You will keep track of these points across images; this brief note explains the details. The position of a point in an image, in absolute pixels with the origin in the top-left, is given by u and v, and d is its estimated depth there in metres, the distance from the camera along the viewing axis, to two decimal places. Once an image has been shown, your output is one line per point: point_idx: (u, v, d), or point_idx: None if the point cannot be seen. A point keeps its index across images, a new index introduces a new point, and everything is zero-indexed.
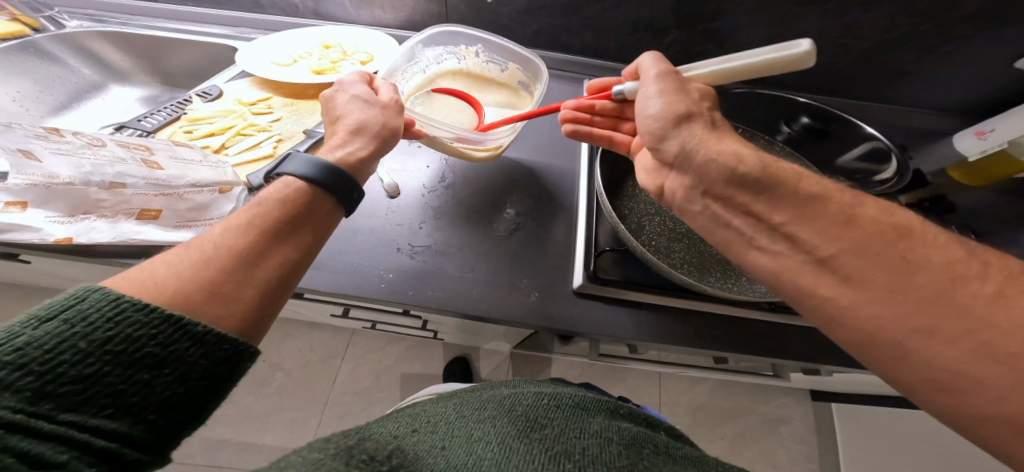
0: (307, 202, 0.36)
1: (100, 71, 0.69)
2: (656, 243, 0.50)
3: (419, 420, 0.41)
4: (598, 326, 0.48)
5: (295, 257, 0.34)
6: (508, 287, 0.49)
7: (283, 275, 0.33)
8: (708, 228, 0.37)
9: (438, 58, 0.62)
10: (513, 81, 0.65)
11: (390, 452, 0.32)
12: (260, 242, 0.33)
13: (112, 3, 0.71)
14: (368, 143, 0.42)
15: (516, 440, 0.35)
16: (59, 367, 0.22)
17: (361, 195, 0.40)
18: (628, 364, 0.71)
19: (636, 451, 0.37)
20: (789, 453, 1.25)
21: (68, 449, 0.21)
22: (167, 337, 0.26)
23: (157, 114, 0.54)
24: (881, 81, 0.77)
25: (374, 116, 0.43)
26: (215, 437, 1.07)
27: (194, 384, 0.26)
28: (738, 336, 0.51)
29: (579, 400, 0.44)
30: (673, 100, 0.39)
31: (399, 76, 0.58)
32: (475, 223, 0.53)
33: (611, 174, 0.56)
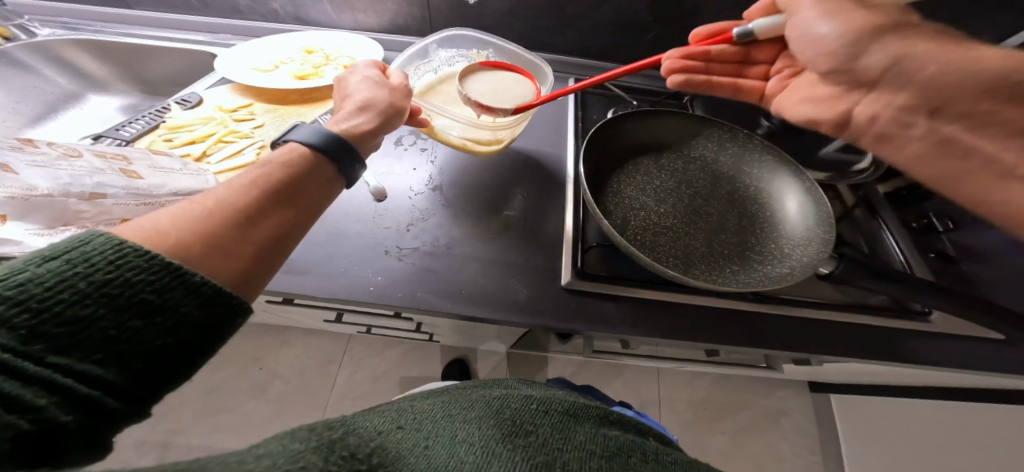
0: (310, 167, 0.35)
1: (77, 81, 0.69)
2: (641, 237, 0.50)
3: (406, 416, 0.41)
4: (590, 322, 0.48)
5: (294, 221, 0.33)
6: (498, 285, 0.49)
7: (281, 236, 0.32)
8: (934, 155, 0.36)
9: (449, 60, 0.64)
10: None
11: (372, 450, 0.31)
12: (261, 201, 0.31)
13: (85, 10, 0.70)
14: (373, 119, 0.42)
15: (498, 444, 0.35)
16: (52, 305, 0.20)
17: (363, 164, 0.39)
18: (622, 359, 0.72)
19: (618, 463, 0.37)
20: (791, 445, 1.26)
21: (49, 394, 0.19)
22: (164, 285, 0.24)
23: (134, 123, 0.53)
24: None
25: (379, 93, 0.44)
26: (215, 445, 1.05)
27: (190, 340, 0.25)
28: (732, 330, 0.51)
29: (569, 406, 0.45)
30: (853, 14, 0.37)
31: (411, 72, 0.60)
32: (466, 224, 0.53)
33: (596, 171, 0.55)
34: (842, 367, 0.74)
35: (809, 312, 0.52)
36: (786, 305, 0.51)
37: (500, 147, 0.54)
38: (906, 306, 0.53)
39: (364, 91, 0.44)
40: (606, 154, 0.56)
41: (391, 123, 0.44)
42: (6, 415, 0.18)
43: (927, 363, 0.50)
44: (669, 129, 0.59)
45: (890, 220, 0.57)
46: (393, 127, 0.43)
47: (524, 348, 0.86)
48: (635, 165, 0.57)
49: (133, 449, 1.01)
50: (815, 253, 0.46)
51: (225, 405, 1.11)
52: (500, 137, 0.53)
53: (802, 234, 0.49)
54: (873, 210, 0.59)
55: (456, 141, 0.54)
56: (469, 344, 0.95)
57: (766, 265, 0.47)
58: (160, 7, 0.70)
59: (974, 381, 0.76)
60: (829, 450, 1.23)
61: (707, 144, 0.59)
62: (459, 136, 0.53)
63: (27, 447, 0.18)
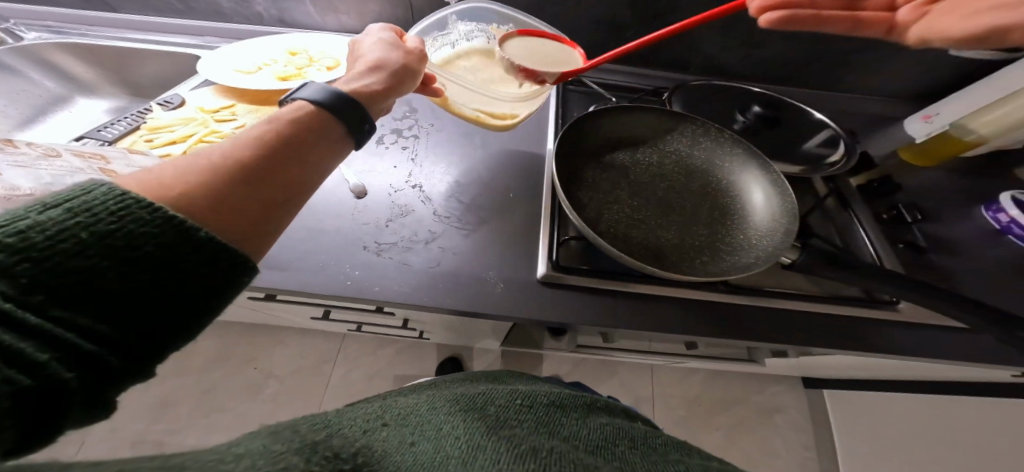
0: (315, 128, 0.35)
1: (65, 84, 0.70)
2: (614, 230, 0.51)
3: (390, 413, 0.40)
4: (563, 314, 0.49)
5: (301, 182, 0.32)
6: (474, 278, 0.50)
7: (287, 196, 0.31)
8: None
9: (468, 34, 0.63)
10: None
11: (356, 449, 0.29)
12: (267, 160, 0.31)
13: (70, 14, 0.71)
14: (382, 79, 0.43)
15: (484, 437, 0.34)
16: (51, 253, 0.19)
17: (369, 127, 0.40)
18: (614, 354, 0.75)
19: (610, 450, 0.37)
20: (784, 440, 1.27)
21: (50, 350, 0.18)
22: (170, 240, 0.23)
23: (116, 125, 0.54)
24: (839, 70, 0.79)
25: (393, 55, 0.45)
26: (211, 444, 1.06)
27: (197, 297, 0.24)
28: (705, 321, 0.52)
29: (554, 398, 0.47)
30: None
31: (429, 43, 0.60)
32: (445, 220, 0.54)
33: (570, 167, 0.55)
34: (828, 359, 0.75)
35: (784, 304, 0.53)
36: (756, 297, 0.53)
37: (512, 123, 0.56)
38: (875, 296, 0.55)
39: (378, 52, 0.45)
40: (579, 149, 0.57)
41: (398, 90, 0.45)
42: (3, 372, 0.17)
43: (898, 352, 0.51)
44: (646, 123, 0.60)
45: (862, 213, 0.59)
46: (403, 89, 0.45)
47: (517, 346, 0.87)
48: (613, 159, 0.58)
49: (129, 449, 1.02)
50: (776, 242, 0.49)
51: (221, 405, 1.11)
52: (515, 112, 0.55)
53: (768, 223, 0.51)
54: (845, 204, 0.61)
55: (471, 113, 0.55)
56: (464, 343, 0.96)
57: (735, 254, 0.49)
58: (145, 10, 0.71)
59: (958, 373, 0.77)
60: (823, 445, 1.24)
61: (681, 139, 0.60)
62: (472, 106, 0.55)
63: (30, 404, 0.18)
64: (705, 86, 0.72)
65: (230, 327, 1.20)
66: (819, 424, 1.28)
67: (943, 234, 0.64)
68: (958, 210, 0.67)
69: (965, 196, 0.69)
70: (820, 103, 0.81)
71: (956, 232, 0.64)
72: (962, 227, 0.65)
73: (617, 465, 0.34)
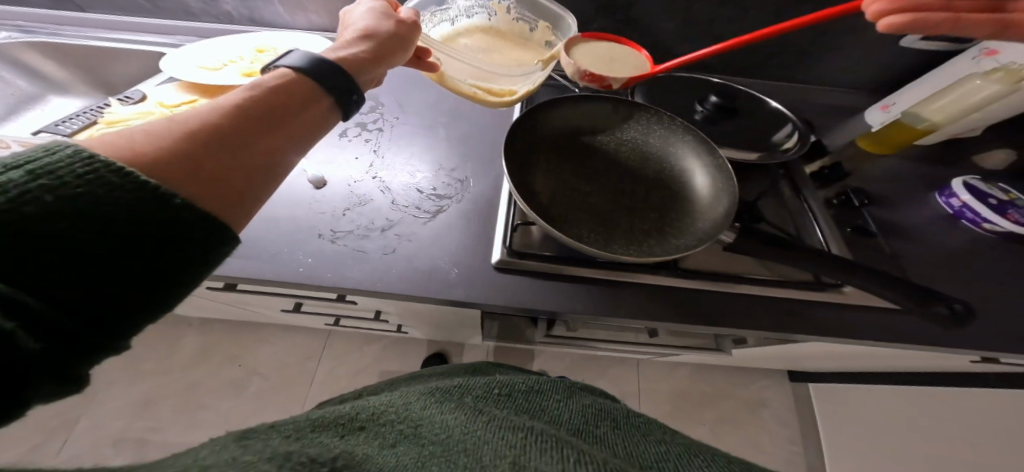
0: (294, 101, 0.35)
1: (37, 83, 0.72)
2: (566, 215, 0.53)
3: (365, 413, 0.38)
4: (514, 298, 0.50)
5: (281, 154, 0.32)
6: (428, 264, 0.51)
7: (269, 166, 0.31)
8: None
9: (468, 11, 0.64)
10: (541, 39, 0.67)
11: (336, 455, 0.28)
12: (246, 130, 0.30)
13: (40, 14, 0.73)
14: (371, 48, 0.44)
15: (468, 434, 0.34)
16: (8, 218, 0.18)
17: (358, 97, 0.40)
18: (594, 344, 0.78)
19: (587, 433, 0.39)
20: (770, 434, 1.28)
21: (11, 319, 0.17)
22: (145, 206, 0.22)
23: (73, 120, 0.57)
24: (800, 62, 0.81)
25: (383, 25, 0.47)
26: (194, 441, 1.07)
27: (172, 265, 0.23)
28: (658, 305, 0.53)
29: (533, 384, 0.49)
30: None
31: (428, 20, 0.63)
32: (402, 208, 0.55)
33: (525, 158, 0.57)
34: (796, 347, 0.76)
35: (739, 288, 0.54)
36: (704, 281, 0.54)
37: (512, 100, 0.59)
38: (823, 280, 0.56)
39: (366, 21, 0.47)
40: (535, 141, 0.58)
41: (385, 63, 0.46)
42: None
43: (844, 333, 0.53)
44: (604, 111, 0.62)
45: (817, 207, 0.61)
46: (393, 59, 0.46)
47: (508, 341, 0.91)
48: (570, 146, 0.60)
49: (111, 447, 1.03)
50: (714, 225, 0.51)
51: (205, 402, 1.12)
52: (513, 90, 0.58)
53: (708, 209, 0.53)
54: (796, 189, 0.65)
55: (467, 89, 0.58)
56: (447, 339, 0.97)
57: (678, 238, 0.52)
58: (113, 9, 0.73)
59: (926, 361, 0.78)
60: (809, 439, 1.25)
61: (637, 126, 0.62)
62: (472, 82, 0.58)
63: None
64: (668, 78, 0.74)
65: (215, 326, 1.21)
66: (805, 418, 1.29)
67: (896, 221, 0.65)
68: (913, 197, 0.69)
69: (919, 183, 0.71)
70: (783, 95, 0.83)
71: (910, 218, 0.66)
72: (915, 213, 0.67)
73: (598, 443, 0.37)
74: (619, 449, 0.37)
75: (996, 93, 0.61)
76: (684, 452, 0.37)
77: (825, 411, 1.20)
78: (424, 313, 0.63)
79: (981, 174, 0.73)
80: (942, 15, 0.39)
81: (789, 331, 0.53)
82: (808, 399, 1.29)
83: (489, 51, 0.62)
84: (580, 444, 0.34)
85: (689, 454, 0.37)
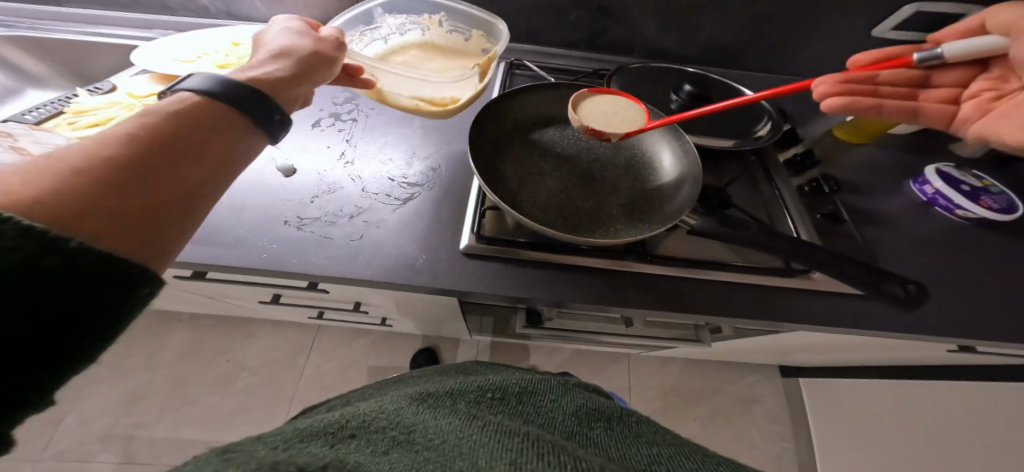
0: (205, 121, 0.32)
1: (15, 77, 0.74)
2: (535, 200, 0.54)
3: (356, 419, 0.35)
4: (480, 283, 0.50)
5: (201, 178, 0.30)
6: (395, 251, 0.51)
7: (188, 193, 0.28)
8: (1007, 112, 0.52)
9: (400, 27, 0.65)
10: (478, 48, 0.67)
11: (326, 463, 0.25)
12: (154, 157, 0.27)
13: (11, 8, 0.74)
14: (291, 64, 0.42)
15: (458, 441, 0.31)
16: None
17: (282, 115, 0.38)
18: (599, 338, 0.79)
19: (580, 437, 0.37)
20: (762, 430, 1.28)
21: None
22: (30, 251, 0.19)
23: (42, 109, 0.59)
24: (775, 52, 0.82)
25: (303, 44, 0.45)
26: (180, 437, 1.07)
27: (86, 316, 0.21)
28: (627, 290, 0.53)
29: (526, 384, 0.45)
30: None
31: (357, 41, 0.62)
32: (371, 195, 0.55)
33: (496, 145, 0.59)
34: (777, 337, 0.76)
35: (710, 274, 0.54)
36: (671, 265, 0.54)
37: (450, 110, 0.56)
38: (792, 266, 0.56)
39: (284, 41, 0.45)
40: (507, 132, 0.60)
41: (314, 77, 0.44)
42: None
43: (812, 319, 0.53)
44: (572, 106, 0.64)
45: (789, 197, 0.61)
46: (316, 74, 0.44)
47: (514, 336, 0.93)
48: (542, 132, 0.62)
49: (98, 442, 1.04)
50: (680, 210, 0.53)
51: (193, 397, 1.12)
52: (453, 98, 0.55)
53: (677, 194, 0.56)
54: (769, 177, 0.65)
55: (408, 103, 0.55)
56: (435, 333, 0.98)
57: (645, 224, 0.54)
58: (91, 4, 0.75)
59: (910, 352, 0.77)
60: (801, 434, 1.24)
61: None
62: (411, 99, 0.54)
63: None
64: (643, 69, 0.76)
65: (204, 321, 1.22)
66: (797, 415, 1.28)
67: (869, 209, 0.65)
68: (887, 185, 0.69)
69: (893, 171, 0.71)
70: (759, 85, 0.84)
71: (883, 206, 0.66)
72: (888, 200, 0.67)
73: (594, 449, 0.34)
74: (612, 454, 0.35)
75: None
76: (678, 454, 0.35)
77: (816, 406, 1.20)
78: (416, 305, 0.64)
79: (956, 163, 0.73)
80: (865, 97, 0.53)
81: (756, 317, 0.53)
82: (799, 395, 1.29)
83: (425, 64, 0.62)
84: (578, 451, 0.32)
85: (680, 455, 0.35)
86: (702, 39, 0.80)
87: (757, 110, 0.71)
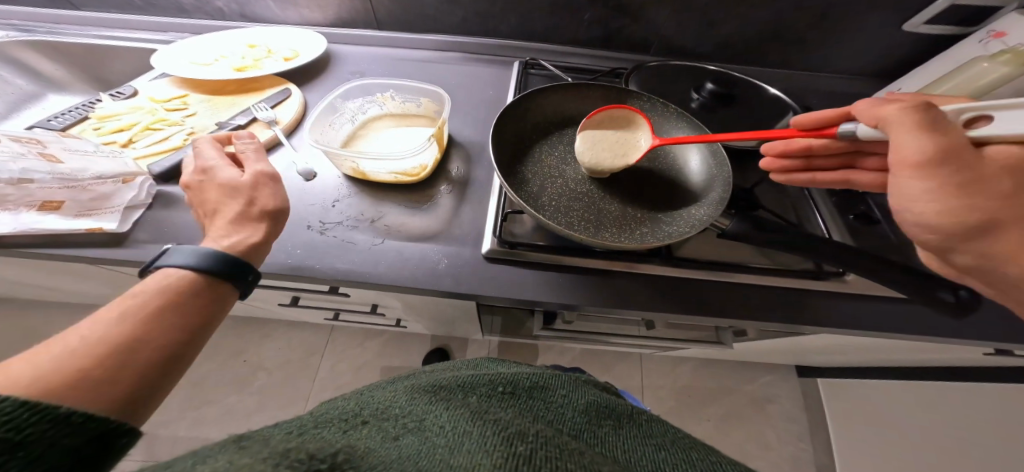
0: (196, 286, 0.34)
1: (36, 82, 0.73)
2: (556, 203, 0.53)
3: (369, 409, 0.34)
4: (504, 288, 0.49)
5: (179, 341, 0.31)
6: (417, 254, 0.50)
7: (166, 363, 0.30)
8: None
9: (360, 110, 0.61)
10: (432, 116, 0.63)
11: (336, 449, 0.25)
12: (139, 327, 0.30)
13: (34, 13, 0.75)
14: (258, 231, 0.40)
15: (468, 423, 0.31)
16: None
17: (256, 274, 0.38)
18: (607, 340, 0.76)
19: (587, 439, 0.34)
20: (778, 432, 1.26)
21: None
22: (26, 421, 0.22)
23: (65, 115, 0.59)
24: (798, 47, 0.79)
25: (251, 198, 0.41)
26: (200, 436, 1.08)
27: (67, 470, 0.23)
28: (655, 295, 0.51)
29: (536, 378, 0.42)
30: (948, 204, 0.34)
31: (326, 128, 0.57)
32: (391, 199, 0.55)
33: (516, 151, 0.58)
34: (801, 339, 0.74)
35: (740, 278, 0.53)
36: (700, 268, 0.52)
37: (421, 176, 0.56)
38: (824, 268, 0.55)
39: (229, 198, 0.41)
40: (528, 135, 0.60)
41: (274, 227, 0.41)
42: None
43: (844, 326, 0.51)
44: (590, 107, 0.63)
45: (820, 198, 0.60)
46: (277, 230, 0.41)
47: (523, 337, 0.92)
48: (566, 133, 0.62)
49: None
50: (710, 211, 0.51)
51: (211, 397, 1.13)
52: (419, 169, 0.55)
53: (705, 195, 0.54)
54: None
55: (389, 177, 0.55)
56: (447, 333, 0.97)
57: (671, 227, 0.51)
58: (109, 7, 0.76)
59: (943, 356, 0.74)
60: (818, 435, 1.22)
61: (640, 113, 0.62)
62: (387, 173, 0.54)
63: None
64: (663, 67, 0.74)
65: None
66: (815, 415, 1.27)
67: None
68: None
69: None
70: (778, 82, 0.82)
71: None
72: None
73: (599, 450, 0.33)
74: (619, 459, 0.33)
75: (1004, 76, 0.58)
76: (682, 461, 0.33)
77: (833, 408, 1.17)
78: (435, 308, 0.63)
79: None
80: (800, 178, 0.54)
81: (786, 321, 0.51)
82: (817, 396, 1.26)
83: (394, 142, 0.59)
84: (586, 456, 0.29)
85: (689, 465, 0.33)
86: (722, 34, 0.78)
87: (782, 110, 0.69)
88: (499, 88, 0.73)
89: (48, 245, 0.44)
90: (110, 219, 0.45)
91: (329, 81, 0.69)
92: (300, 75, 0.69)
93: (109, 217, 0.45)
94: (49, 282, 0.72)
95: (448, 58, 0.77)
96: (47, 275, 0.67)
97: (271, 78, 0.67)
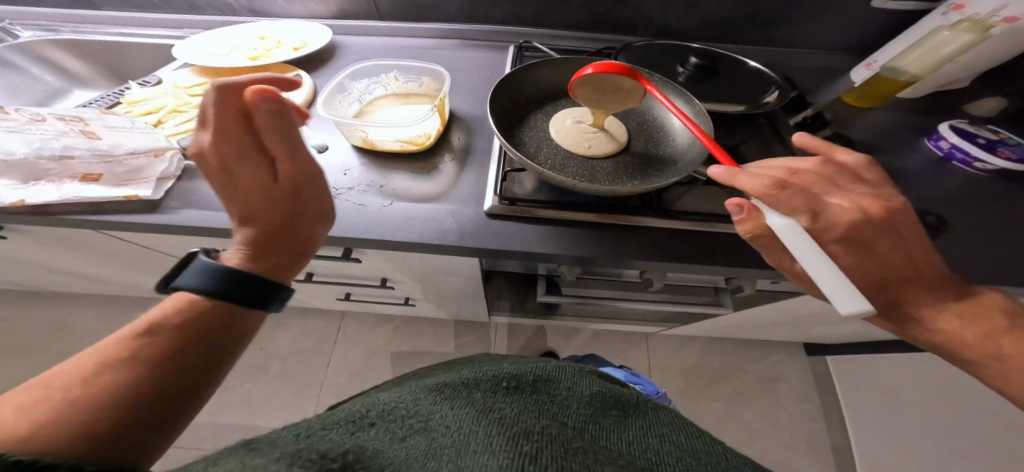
0: (204, 318, 0.35)
1: (63, 78, 0.80)
2: (551, 162, 0.57)
3: (375, 410, 0.36)
4: (507, 241, 0.52)
5: (177, 377, 0.32)
6: (424, 214, 0.53)
7: (166, 400, 0.31)
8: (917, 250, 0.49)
9: (367, 90, 0.65)
10: (433, 94, 0.67)
11: (346, 450, 0.26)
12: (145, 364, 0.31)
13: (58, 14, 0.80)
14: (290, 252, 0.42)
15: (475, 421, 0.31)
16: None
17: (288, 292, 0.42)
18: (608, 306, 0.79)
19: (590, 430, 0.35)
20: (789, 410, 1.27)
21: None
22: None
23: (99, 101, 0.64)
24: (781, 21, 0.82)
25: (278, 214, 0.40)
26: (220, 422, 1.12)
27: None
28: (649, 245, 0.54)
29: (540, 374, 0.44)
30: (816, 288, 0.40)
31: (335, 106, 0.62)
32: (397, 167, 0.59)
33: (513, 120, 0.62)
34: (799, 302, 0.76)
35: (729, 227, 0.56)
36: (693, 218, 0.55)
37: (426, 145, 0.60)
38: None
39: (256, 210, 0.39)
40: (523, 106, 0.63)
41: (316, 242, 0.44)
42: None
43: None
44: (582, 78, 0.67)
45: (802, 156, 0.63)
46: (309, 249, 0.43)
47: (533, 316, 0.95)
48: (558, 103, 0.66)
49: None
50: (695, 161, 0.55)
51: (229, 383, 1.17)
52: (424, 138, 0.59)
53: (692, 151, 0.58)
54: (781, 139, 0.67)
55: (395, 146, 0.59)
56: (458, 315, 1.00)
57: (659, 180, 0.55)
58: (128, 6, 0.81)
59: None
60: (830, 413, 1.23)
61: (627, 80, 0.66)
62: (394, 142, 0.58)
63: None
64: (650, 44, 0.78)
65: None
66: (823, 390, 1.28)
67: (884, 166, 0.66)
68: (902, 144, 0.70)
69: (906, 129, 0.72)
70: (763, 56, 0.86)
71: (899, 164, 0.67)
72: (903, 160, 0.67)
73: (604, 443, 0.33)
74: (622, 451, 0.32)
75: (965, 43, 0.64)
76: (687, 455, 0.33)
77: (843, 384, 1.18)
78: (444, 277, 0.66)
79: (971, 120, 0.74)
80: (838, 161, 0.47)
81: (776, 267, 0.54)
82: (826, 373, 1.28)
83: (399, 116, 0.63)
84: (591, 455, 0.30)
85: (693, 460, 0.32)
86: (707, 12, 0.81)
87: (763, 77, 0.73)
88: (496, 69, 0.77)
89: (90, 211, 0.48)
90: (144, 187, 0.49)
91: (337, 68, 0.74)
92: (309, 64, 0.74)
93: (143, 186, 0.49)
94: (80, 265, 0.77)
95: (447, 44, 0.81)
96: (80, 256, 0.71)
97: (282, 65, 0.72)
